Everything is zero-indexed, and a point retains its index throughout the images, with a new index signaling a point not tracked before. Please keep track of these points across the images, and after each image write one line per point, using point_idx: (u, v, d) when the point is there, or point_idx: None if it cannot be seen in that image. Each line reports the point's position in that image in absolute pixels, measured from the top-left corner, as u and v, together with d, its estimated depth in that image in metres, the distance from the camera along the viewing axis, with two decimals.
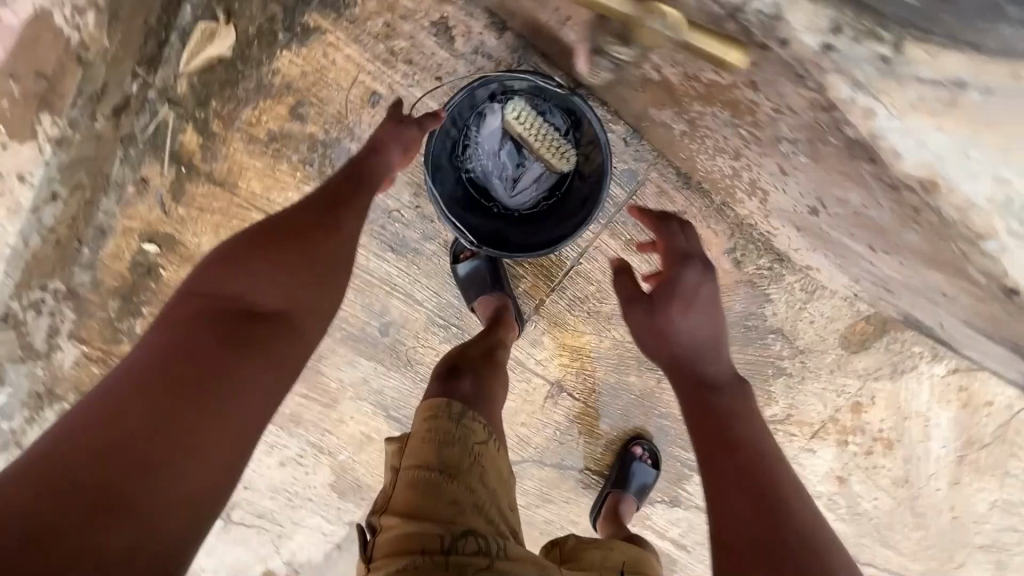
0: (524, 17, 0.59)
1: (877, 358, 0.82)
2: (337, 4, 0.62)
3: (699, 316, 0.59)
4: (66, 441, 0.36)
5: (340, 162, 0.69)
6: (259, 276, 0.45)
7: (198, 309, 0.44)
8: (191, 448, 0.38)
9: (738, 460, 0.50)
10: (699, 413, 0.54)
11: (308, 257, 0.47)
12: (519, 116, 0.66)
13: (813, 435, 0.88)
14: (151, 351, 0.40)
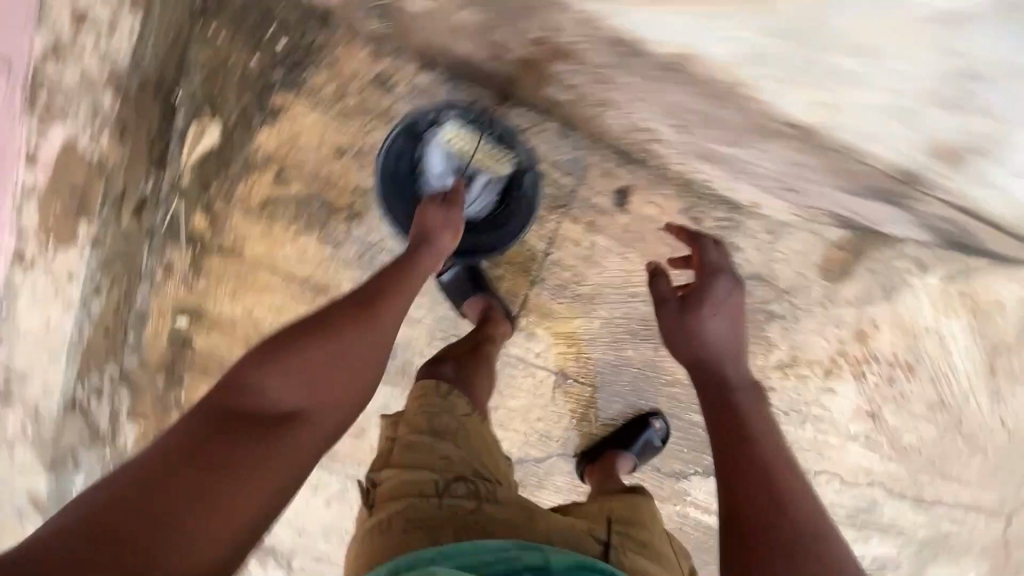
0: (444, 53, 0.70)
1: (865, 283, 0.83)
2: (295, 82, 0.75)
3: (723, 320, 0.64)
4: (108, 497, 0.35)
5: (324, 211, 0.80)
6: (303, 370, 0.44)
7: (244, 389, 0.43)
8: (202, 545, 0.35)
9: (753, 449, 0.53)
10: (718, 406, 0.58)
11: (349, 360, 0.46)
12: (454, 138, 0.74)
13: (828, 373, 0.88)
14: (196, 428, 0.40)
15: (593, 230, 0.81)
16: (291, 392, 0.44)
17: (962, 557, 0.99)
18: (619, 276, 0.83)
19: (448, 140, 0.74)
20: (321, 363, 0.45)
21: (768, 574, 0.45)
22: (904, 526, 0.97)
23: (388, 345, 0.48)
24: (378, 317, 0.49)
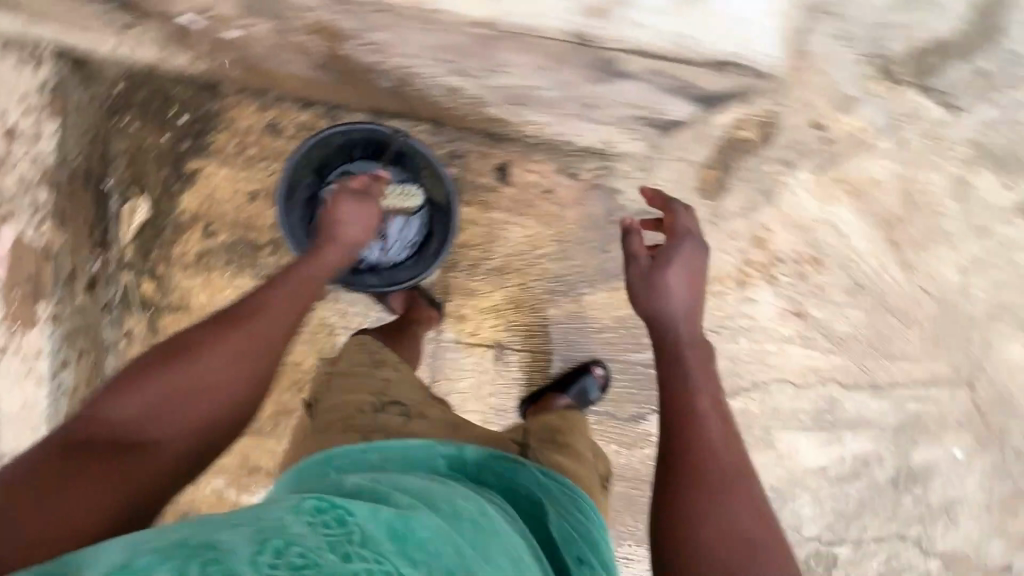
0: (315, 88, 0.83)
1: (743, 192, 0.91)
2: (202, 148, 0.87)
3: (681, 279, 0.71)
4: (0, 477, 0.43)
5: (251, 250, 0.90)
6: (171, 382, 0.49)
7: (113, 399, 0.48)
8: (37, 525, 0.41)
9: (698, 414, 0.61)
10: (675, 364, 0.65)
11: (218, 383, 0.50)
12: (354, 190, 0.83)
13: (741, 284, 0.94)
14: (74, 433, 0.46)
15: (487, 209, 0.91)
16: (159, 406, 0.49)
17: (942, 434, 0.99)
18: (522, 242, 0.91)
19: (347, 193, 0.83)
20: (184, 382, 0.50)
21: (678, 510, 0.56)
22: (874, 416, 0.98)
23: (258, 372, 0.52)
24: (256, 336, 0.53)
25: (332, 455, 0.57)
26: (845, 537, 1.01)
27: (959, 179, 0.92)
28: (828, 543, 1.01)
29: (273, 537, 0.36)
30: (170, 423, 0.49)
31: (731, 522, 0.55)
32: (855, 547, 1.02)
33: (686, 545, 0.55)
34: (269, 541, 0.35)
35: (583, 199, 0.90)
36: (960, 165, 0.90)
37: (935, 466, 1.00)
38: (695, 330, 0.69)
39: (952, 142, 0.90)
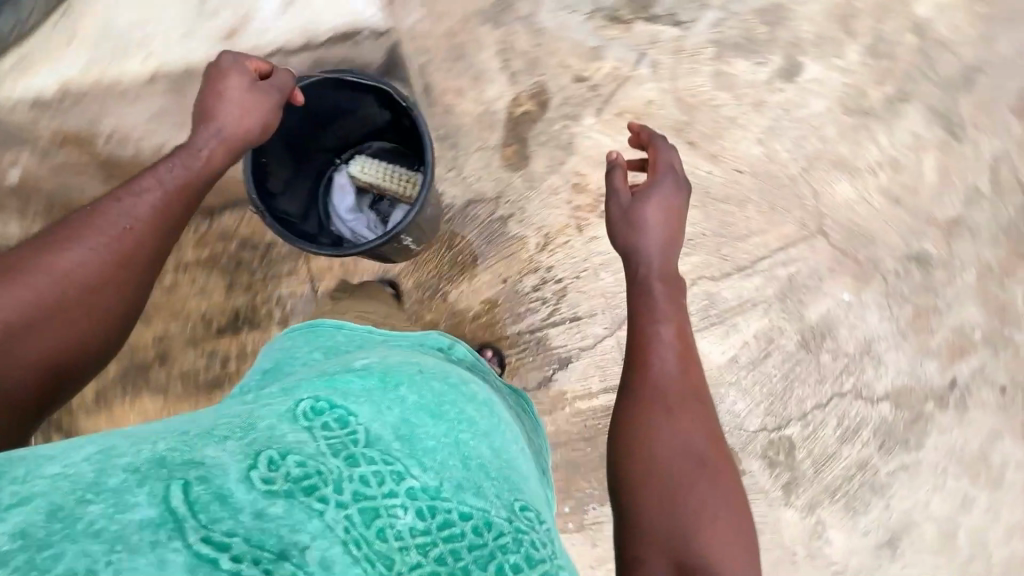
0: None
1: (545, 153, 1.02)
2: None
3: (652, 229, 0.82)
4: None
5: (141, 371, 0.97)
6: (73, 253, 0.65)
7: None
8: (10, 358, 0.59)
9: (660, 347, 0.73)
10: (641, 292, 0.78)
11: (110, 251, 0.67)
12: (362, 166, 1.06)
13: (582, 228, 1.01)
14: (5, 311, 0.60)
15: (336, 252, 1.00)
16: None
17: (823, 285, 1.05)
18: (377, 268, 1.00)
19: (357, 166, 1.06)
20: (16, 298, 0.61)
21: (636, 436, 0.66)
22: (754, 295, 1.04)
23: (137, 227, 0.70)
24: (123, 210, 0.70)
25: (343, 326, 0.76)
26: (788, 416, 1.04)
27: (717, 73, 1.06)
28: (774, 427, 1.03)
29: (268, 453, 0.42)
30: (11, 347, 0.59)
31: (673, 454, 0.65)
32: (801, 421, 1.04)
33: (636, 464, 0.65)
34: (263, 456, 0.41)
35: None
36: (710, 63, 1.05)
37: (833, 315, 1.05)
38: (665, 273, 0.79)
39: (694, 50, 1.05)
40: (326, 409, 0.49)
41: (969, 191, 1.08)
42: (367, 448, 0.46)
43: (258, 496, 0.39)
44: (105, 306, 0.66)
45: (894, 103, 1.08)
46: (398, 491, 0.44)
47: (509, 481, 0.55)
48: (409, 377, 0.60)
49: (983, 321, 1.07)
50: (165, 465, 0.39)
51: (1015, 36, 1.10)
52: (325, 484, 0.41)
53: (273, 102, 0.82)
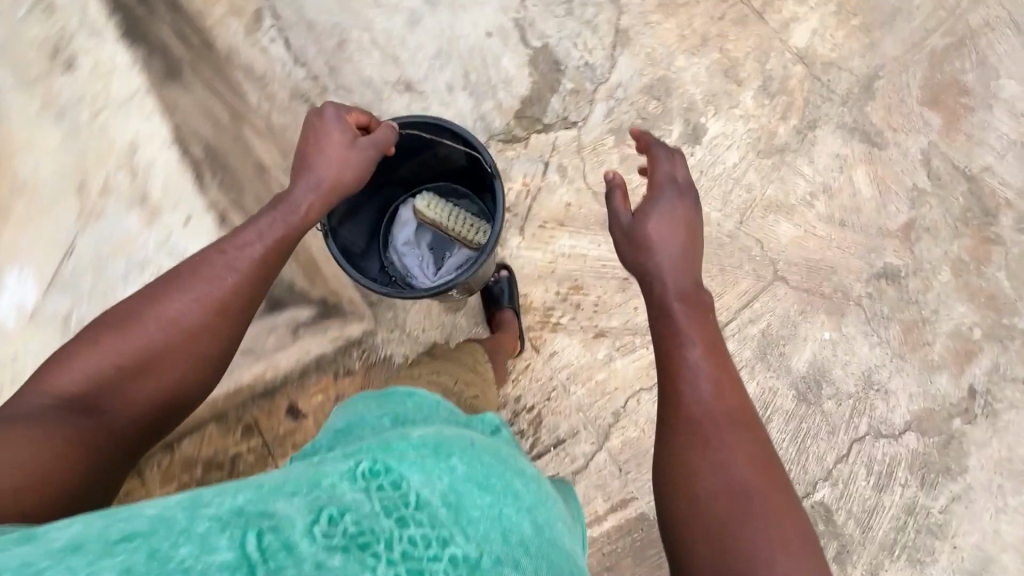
0: None
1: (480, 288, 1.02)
2: None
3: (660, 239, 0.72)
4: (93, 380, 0.60)
5: None
6: (191, 292, 0.65)
7: (131, 327, 0.63)
8: (134, 395, 0.62)
9: (708, 349, 0.63)
10: (682, 297, 0.67)
11: (224, 300, 0.66)
12: (428, 204, 1.06)
13: (538, 348, 1.00)
14: (142, 340, 0.62)
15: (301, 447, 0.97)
16: (106, 374, 0.61)
17: (799, 330, 1.00)
18: None
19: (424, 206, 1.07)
20: (144, 336, 0.62)
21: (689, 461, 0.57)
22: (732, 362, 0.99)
23: (250, 275, 0.68)
24: (237, 257, 0.68)
25: (414, 394, 0.63)
26: (812, 478, 0.96)
27: (624, 157, 1.07)
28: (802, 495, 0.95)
29: (329, 509, 0.40)
30: (119, 386, 0.61)
31: (723, 463, 0.56)
32: (827, 479, 0.96)
33: (684, 483, 0.57)
34: (324, 511, 0.40)
35: (369, 380, 0.99)
36: (614, 150, 1.06)
37: (823, 358, 0.99)
38: (697, 287, 0.69)
39: (594, 144, 1.07)
40: (384, 470, 0.45)
41: (911, 192, 1.05)
42: (417, 510, 0.42)
43: (319, 549, 0.37)
44: (206, 351, 0.65)
45: (804, 131, 1.08)
46: (442, 555, 0.40)
47: (559, 566, 0.47)
48: (462, 444, 0.52)
49: (979, 318, 1.00)
50: (242, 512, 0.39)
51: (897, 36, 1.12)
52: (378, 541, 0.39)
53: (366, 159, 0.78)
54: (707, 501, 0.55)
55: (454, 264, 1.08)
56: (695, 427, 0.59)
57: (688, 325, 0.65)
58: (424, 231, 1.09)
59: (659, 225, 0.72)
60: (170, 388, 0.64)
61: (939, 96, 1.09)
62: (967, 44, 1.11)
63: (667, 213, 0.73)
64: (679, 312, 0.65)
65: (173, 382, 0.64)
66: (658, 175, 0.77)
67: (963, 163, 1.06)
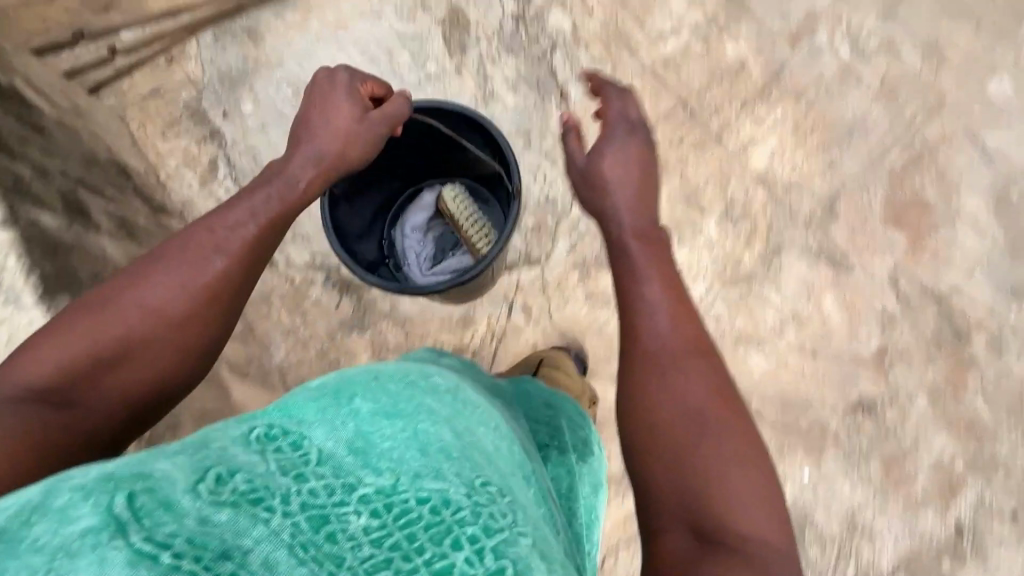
0: None
1: None
2: None
3: (613, 172, 0.75)
4: (70, 369, 0.55)
5: None
6: (169, 282, 0.60)
7: (100, 315, 0.57)
8: (115, 386, 0.57)
9: (653, 282, 0.65)
10: (631, 236, 0.70)
11: (211, 287, 0.62)
12: (452, 195, 1.14)
13: None
14: (128, 324, 0.58)
15: None
16: (85, 364, 0.55)
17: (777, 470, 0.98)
18: None
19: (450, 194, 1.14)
20: (125, 322, 0.58)
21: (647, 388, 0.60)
22: None
23: (236, 253, 0.64)
24: (223, 241, 0.64)
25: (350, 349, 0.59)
26: None
27: (590, 293, 1.05)
28: None
29: (216, 469, 0.37)
30: (98, 374, 0.56)
31: (678, 390, 0.59)
32: None
33: (642, 420, 0.59)
34: (211, 472, 0.36)
35: None
36: (579, 287, 1.04)
37: (803, 500, 0.97)
38: (650, 235, 0.71)
39: (559, 281, 1.05)
40: (281, 432, 0.41)
41: (882, 316, 1.04)
42: (319, 466, 0.40)
43: (204, 505, 0.34)
44: (187, 344, 0.60)
45: (769, 258, 1.06)
46: (350, 499, 0.38)
47: (485, 459, 0.48)
48: (362, 386, 0.49)
49: (959, 448, 0.98)
50: (112, 478, 0.35)
51: (854, 154, 1.11)
52: (273, 497, 0.36)
53: (374, 134, 0.80)
54: (668, 431, 0.56)
55: (447, 262, 1.16)
56: (652, 365, 0.61)
57: (632, 257, 0.68)
58: (438, 222, 1.17)
59: (603, 158, 0.75)
60: (155, 375, 0.59)
61: (901, 215, 1.08)
62: (926, 159, 1.11)
63: (625, 157, 0.75)
64: (635, 248, 0.68)
65: (158, 368, 0.59)
66: (615, 117, 0.79)
67: (931, 284, 1.05)
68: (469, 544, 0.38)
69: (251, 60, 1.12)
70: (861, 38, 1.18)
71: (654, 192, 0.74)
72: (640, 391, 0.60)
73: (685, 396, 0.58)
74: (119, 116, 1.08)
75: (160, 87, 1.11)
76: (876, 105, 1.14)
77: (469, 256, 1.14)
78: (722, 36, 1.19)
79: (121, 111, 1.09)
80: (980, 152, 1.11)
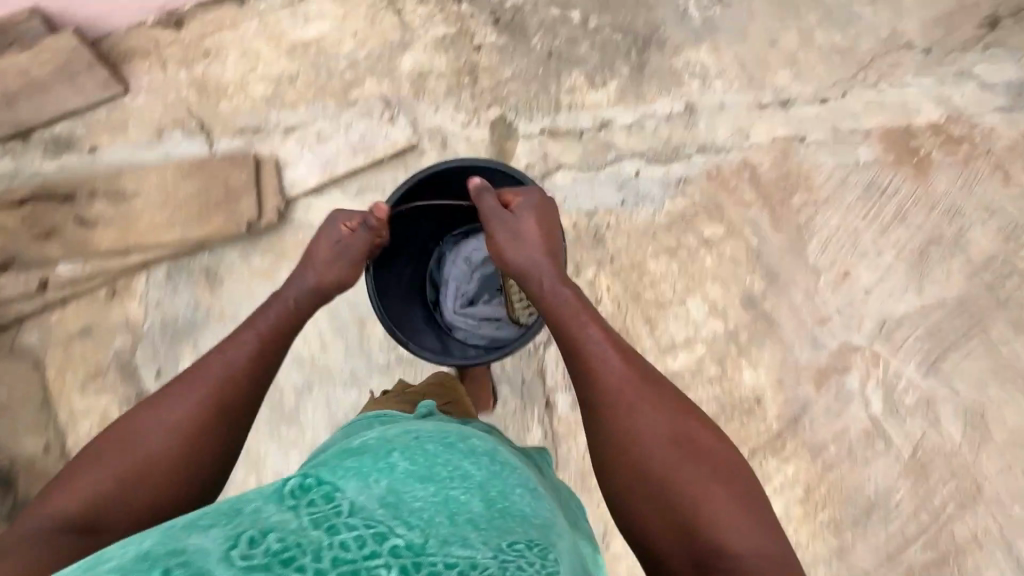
0: None
1: None
2: None
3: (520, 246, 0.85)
4: (99, 498, 0.62)
5: None
6: (184, 401, 0.69)
7: (124, 442, 0.66)
8: (143, 506, 0.63)
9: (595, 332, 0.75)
10: (558, 285, 0.81)
11: (225, 395, 0.70)
12: None
13: None
14: (152, 449, 0.65)
15: None
16: (109, 490, 0.63)
17: None
18: None
19: None
20: (149, 442, 0.66)
21: (614, 423, 0.69)
22: None
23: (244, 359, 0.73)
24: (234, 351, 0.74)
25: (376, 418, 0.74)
26: None
27: None
28: None
29: (248, 532, 0.42)
30: (124, 492, 0.63)
31: (641, 417, 0.69)
32: None
33: (625, 460, 0.67)
34: (244, 536, 0.42)
35: None
36: None
37: None
38: (557, 271, 0.83)
39: None
40: (315, 485, 0.48)
41: None
42: (349, 516, 0.45)
43: (237, 571, 0.39)
44: (203, 458, 0.67)
45: None
46: (381, 551, 0.42)
47: (514, 514, 0.55)
48: (404, 447, 0.60)
49: None
50: (150, 557, 0.40)
51: (866, 542, 0.96)
52: (304, 555, 0.40)
53: (354, 256, 0.87)
54: (649, 457, 0.66)
55: (478, 308, 1.09)
56: (611, 397, 0.70)
57: (562, 305, 0.79)
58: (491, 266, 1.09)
59: (505, 228, 0.85)
60: (181, 487, 0.65)
61: None
62: (949, 563, 0.95)
63: (530, 204, 0.87)
64: (567, 295, 0.79)
65: (183, 484, 0.65)
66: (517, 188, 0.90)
67: None
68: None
69: (203, 308, 0.98)
70: (898, 391, 1.03)
71: (552, 219, 0.86)
72: (612, 440, 0.69)
73: (659, 427, 0.68)
74: (37, 360, 0.95)
75: (91, 325, 0.96)
76: (904, 482, 0.99)
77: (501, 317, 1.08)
78: (740, 358, 1.04)
79: (39, 352, 0.95)
80: (1013, 567, 0.96)
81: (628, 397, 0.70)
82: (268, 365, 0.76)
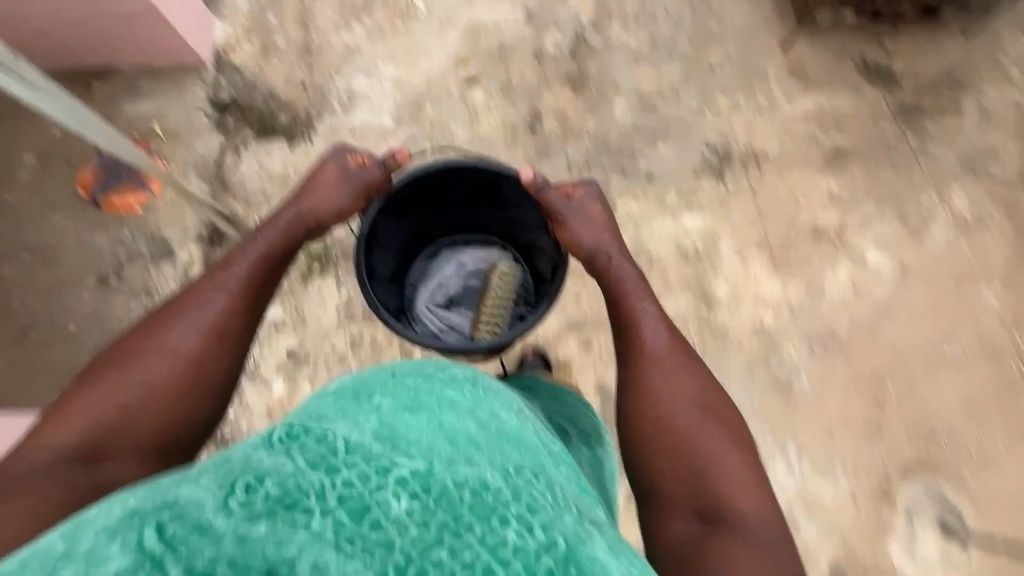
0: None
1: None
2: None
3: (577, 224, 0.93)
4: (96, 428, 0.59)
5: None
6: (182, 327, 0.68)
7: (116, 376, 0.62)
8: (147, 433, 0.61)
9: (634, 309, 0.83)
10: (603, 279, 0.88)
11: (224, 326, 0.70)
12: (501, 274, 1.10)
13: None
14: (160, 381, 0.63)
15: None
16: (114, 415, 0.60)
17: None
18: None
19: (501, 274, 1.10)
20: (147, 368, 0.63)
21: (639, 370, 0.76)
22: None
23: (229, 285, 0.74)
24: (229, 268, 0.76)
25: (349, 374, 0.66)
26: None
27: None
28: None
29: (244, 478, 0.35)
30: (126, 421, 0.60)
31: (667, 373, 0.74)
32: None
33: (651, 401, 0.72)
34: (239, 484, 0.35)
35: None
36: None
37: None
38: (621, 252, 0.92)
39: None
40: (305, 431, 0.40)
41: None
42: (347, 454, 0.38)
43: (238, 522, 0.33)
44: (205, 385, 0.66)
45: None
46: (386, 482, 0.36)
47: (508, 452, 0.47)
48: (382, 386, 0.51)
49: None
50: (136, 514, 0.34)
51: None
52: (307, 498, 0.34)
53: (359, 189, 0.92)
54: (665, 406, 0.71)
55: (441, 315, 1.11)
56: (637, 359, 0.77)
57: (603, 278, 0.88)
58: (475, 279, 1.13)
59: (579, 222, 0.93)
60: (181, 420, 0.63)
61: None
62: None
63: (594, 195, 0.95)
64: (622, 283, 0.87)
65: (183, 420, 0.63)
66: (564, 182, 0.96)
67: None
68: (516, 520, 0.36)
69: None
70: None
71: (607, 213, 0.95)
72: (644, 410, 0.72)
73: (680, 388, 0.73)
74: None
75: None
76: None
77: (452, 334, 1.09)
78: None
79: None
80: None
81: (651, 361, 0.77)
82: (267, 287, 0.79)
